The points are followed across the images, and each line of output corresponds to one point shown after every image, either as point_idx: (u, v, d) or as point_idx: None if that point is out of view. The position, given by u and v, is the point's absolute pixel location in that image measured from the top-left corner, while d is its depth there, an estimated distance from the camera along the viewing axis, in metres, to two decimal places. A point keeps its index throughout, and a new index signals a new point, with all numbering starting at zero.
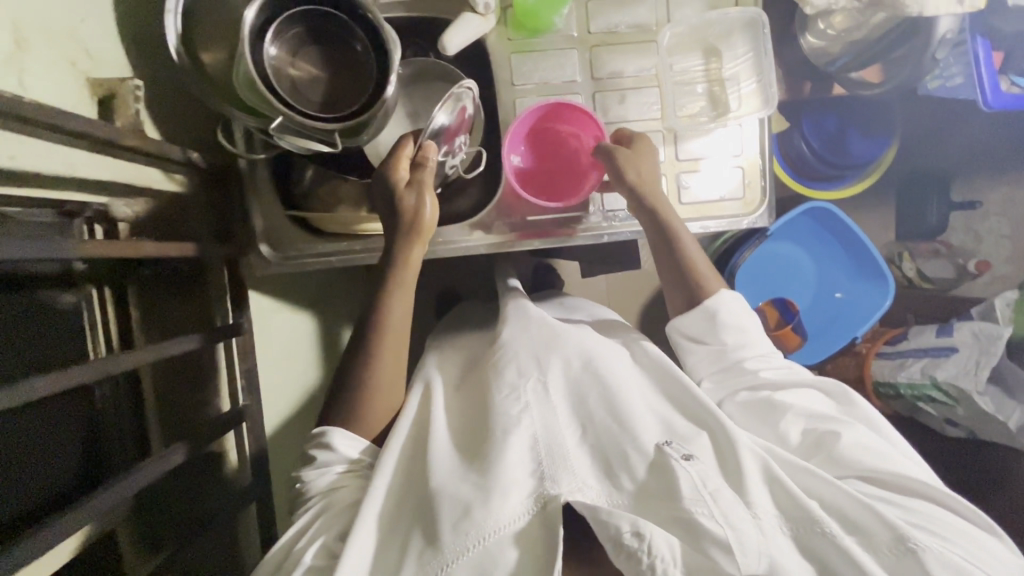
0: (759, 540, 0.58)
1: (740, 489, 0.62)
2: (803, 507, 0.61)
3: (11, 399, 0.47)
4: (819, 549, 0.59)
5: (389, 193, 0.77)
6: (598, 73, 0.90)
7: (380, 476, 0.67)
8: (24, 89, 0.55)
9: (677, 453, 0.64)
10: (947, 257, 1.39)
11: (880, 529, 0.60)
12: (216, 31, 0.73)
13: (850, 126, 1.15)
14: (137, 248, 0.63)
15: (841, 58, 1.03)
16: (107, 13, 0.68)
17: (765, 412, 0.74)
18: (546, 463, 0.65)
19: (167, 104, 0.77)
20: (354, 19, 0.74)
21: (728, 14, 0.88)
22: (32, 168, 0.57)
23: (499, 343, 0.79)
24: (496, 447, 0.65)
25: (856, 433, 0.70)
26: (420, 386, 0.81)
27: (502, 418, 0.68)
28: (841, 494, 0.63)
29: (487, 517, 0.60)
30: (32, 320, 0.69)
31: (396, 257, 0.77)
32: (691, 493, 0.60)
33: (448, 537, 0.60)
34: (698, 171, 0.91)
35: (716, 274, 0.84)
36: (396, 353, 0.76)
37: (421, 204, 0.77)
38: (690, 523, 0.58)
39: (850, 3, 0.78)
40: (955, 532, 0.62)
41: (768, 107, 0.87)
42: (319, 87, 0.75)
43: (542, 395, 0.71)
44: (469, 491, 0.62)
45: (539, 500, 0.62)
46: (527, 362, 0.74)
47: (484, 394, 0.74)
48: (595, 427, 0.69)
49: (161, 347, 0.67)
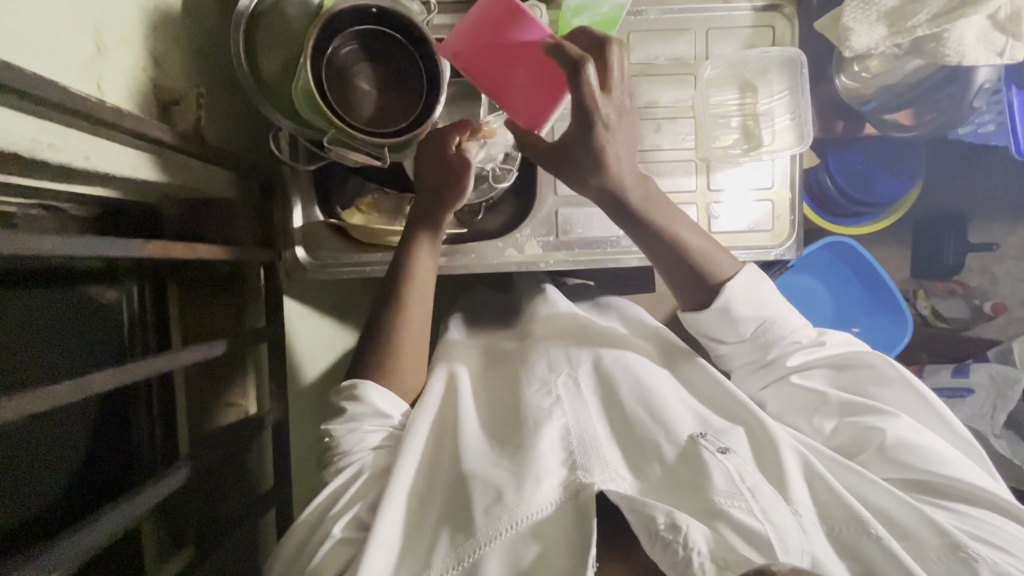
0: (800, 538, 0.59)
1: (781, 486, 0.64)
2: (848, 508, 0.61)
3: (75, 391, 0.47)
4: (861, 548, 0.59)
5: (437, 165, 0.81)
6: (637, 101, 0.92)
7: (407, 471, 0.67)
8: (101, 93, 0.58)
9: (711, 446, 0.66)
10: (963, 296, 1.40)
11: (930, 536, 0.60)
12: (277, 42, 0.75)
13: (876, 164, 1.17)
14: (187, 248, 0.64)
15: (874, 100, 1.04)
16: (177, 23, 0.71)
17: (807, 405, 0.76)
18: (579, 452, 0.67)
19: (220, 106, 0.80)
20: (412, 43, 0.76)
21: (767, 53, 0.90)
22: (101, 168, 0.57)
23: (534, 342, 0.84)
24: (531, 437, 0.68)
25: (903, 428, 0.70)
26: (443, 372, 0.82)
27: (533, 409, 0.72)
28: (884, 496, 0.64)
29: (520, 500, 0.61)
30: (71, 317, 0.71)
31: (426, 224, 0.83)
32: (726, 486, 0.61)
33: (480, 521, 0.60)
34: (728, 201, 0.93)
35: (730, 255, 0.80)
36: (418, 332, 0.79)
37: (458, 181, 0.81)
38: (724, 516, 0.58)
39: (889, 49, 0.80)
40: (1010, 540, 0.62)
41: (802, 144, 0.89)
42: (370, 102, 0.76)
43: (573, 388, 0.75)
44: (503, 477, 0.63)
45: (571, 488, 0.63)
46: (558, 358, 0.79)
47: (514, 392, 0.77)
48: (628, 417, 0.71)
49: (205, 348, 0.67)
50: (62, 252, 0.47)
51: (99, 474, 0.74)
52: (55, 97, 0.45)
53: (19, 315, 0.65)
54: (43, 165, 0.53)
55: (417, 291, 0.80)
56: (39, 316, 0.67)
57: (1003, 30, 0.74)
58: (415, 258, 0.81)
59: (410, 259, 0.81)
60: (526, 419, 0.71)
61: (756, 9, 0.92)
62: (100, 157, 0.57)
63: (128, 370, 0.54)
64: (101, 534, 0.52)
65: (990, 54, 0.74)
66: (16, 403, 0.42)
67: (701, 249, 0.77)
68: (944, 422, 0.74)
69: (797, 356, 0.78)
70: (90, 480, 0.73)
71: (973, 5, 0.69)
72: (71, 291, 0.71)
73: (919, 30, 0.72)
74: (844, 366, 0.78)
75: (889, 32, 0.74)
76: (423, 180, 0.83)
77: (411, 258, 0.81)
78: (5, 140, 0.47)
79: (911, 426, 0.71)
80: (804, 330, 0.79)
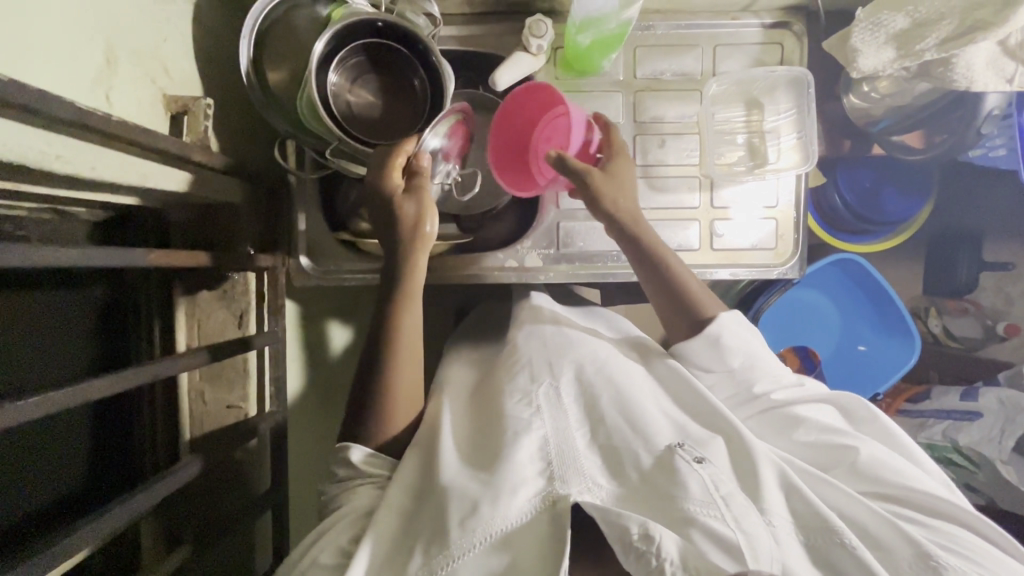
0: (772, 546, 0.58)
1: (755, 495, 0.63)
2: (820, 516, 0.61)
3: (79, 395, 0.49)
4: (833, 556, 0.58)
5: (386, 203, 0.75)
6: (641, 116, 0.92)
7: (396, 485, 0.68)
8: (109, 104, 0.59)
9: (687, 456, 0.65)
10: (975, 316, 1.37)
11: (902, 547, 0.59)
12: (285, 53, 0.76)
13: (885, 183, 1.15)
14: (190, 258, 0.65)
15: (883, 121, 1.03)
16: (187, 33, 0.73)
17: (781, 423, 0.75)
18: (557, 463, 0.66)
19: (227, 117, 0.81)
20: (418, 58, 0.78)
21: (774, 72, 0.89)
22: (109, 178, 0.58)
23: (515, 350, 0.82)
24: (508, 446, 0.67)
25: (875, 449, 0.70)
26: (439, 392, 0.84)
27: (512, 420, 0.71)
28: (860, 507, 0.63)
29: (495, 512, 0.61)
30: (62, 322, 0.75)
31: (400, 272, 0.76)
32: (701, 495, 0.60)
33: (455, 534, 0.60)
34: (730, 219, 0.93)
35: (714, 295, 0.83)
36: (414, 341, 0.77)
37: (422, 216, 0.76)
38: (696, 523, 0.58)
39: (897, 71, 0.79)
40: (982, 553, 0.61)
41: (807, 163, 0.89)
42: (375, 115, 0.80)
43: (555, 400, 0.73)
44: (477, 489, 0.63)
45: (547, 499, 0.62)
46: (540, 367, 0.78)
47: (495, 402, 0.76)
48: (608, 428, 0.70)
49: (207, 352, 0.68)
50: (66, 262, 0.48)
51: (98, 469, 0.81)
52: (62, 113, 0.46)
53: (10, 314, 0.70)
54: (50, 176, 0.55)
55: (410, 325, 0.76)
56: (26, 316, 0.71)
57: (1015, 56, 0.72)
58: (415, 267, 0.77)
59: (408, 269, 0.77)
60: (504, 429, 0.70)
61: (764, 27, 0.91)
62: (108, 167, 0.58)
63: (133, 375, 0.55)
64: (112, 524, 0.54)
65: (999, 80, 0.73)
66: (24, 408, 0.43)
67: (692, 281, 0.83)
68: (914, 447, 0.74)
69: (771, 383, 0.78)
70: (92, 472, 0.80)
71: (983, 31, 0.67)
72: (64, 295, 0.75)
73: (925, 55, 0.71)
74: (817, 398, 0.78)
75: (897, 55, 0.73)
76: (376, 220, 0.78)
77: (409, 266, 0.77)
78: (14, 153, 0.48)
79: (878, 447, 0.71)
80: (788, 376, 0.80)
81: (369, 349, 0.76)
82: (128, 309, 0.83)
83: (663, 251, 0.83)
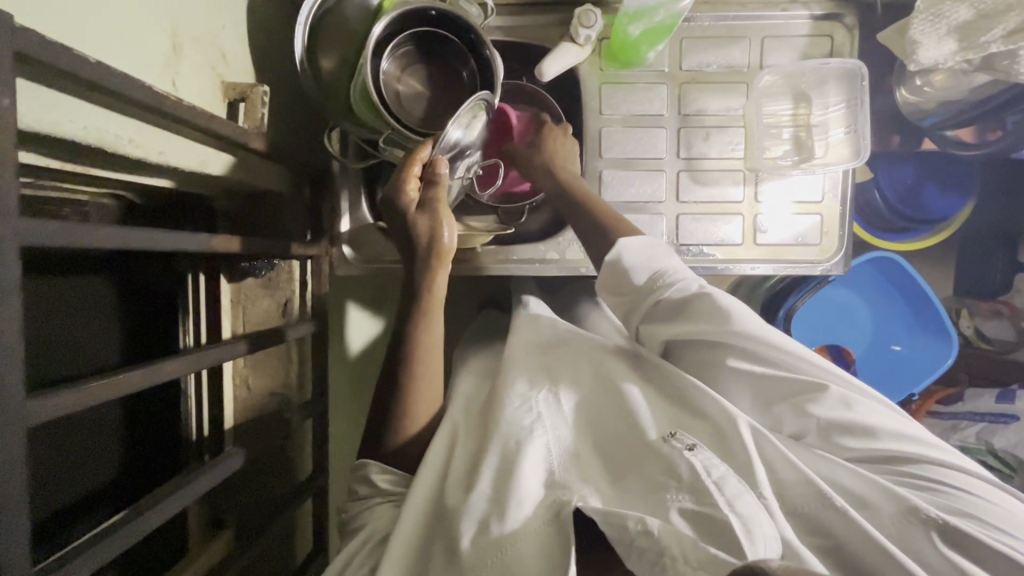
0: (768, 526, 0.53)
1: (750, 477, 0.58)
2: (813, 488, 0.58)
3: (151, 376, 0.48)
4: (832, 528, 0.57)
5: (399, 216, 0.72)
6: (686, 109, 0.91)
7: (416, 487, 0.65)
8: (175, 89, 0.59)
9: (679, 444, 0.61)
10: (1010, 318, 1.28)
11: (886, 504, 0.57)
12: (335, 40, 0.76)
13: (928, 179, 1.15)
14: (242, 243, 0.64)
15: (933, 116, 1.01)
16: (243, 20, 0.73)
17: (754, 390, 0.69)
18: (560, 470, 0.62)
19: (276, 104, 0.81)
20: (467, 46, 0.79)
21: (826, 65, 0.88)
22: (170, 163, 0.59)
23: (505, 362, 0.80)
24: (512, 458, 0.62)
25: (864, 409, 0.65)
26: (474, 386, 0.84)
27: (513, 427, 0.66)
28: (853, 479, 0.60)
29: (503, 528, 0.57)
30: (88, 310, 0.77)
31: (420, 289, 0.74)
32: (693, 483, 0.56)
33: (469, 549, 0.56)
34: (775, 214, 0.92)
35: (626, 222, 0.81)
36: (437, 337, 0.75)
37: (438, 228, 0.72)
38: (677, 507, 0.55)
39: (957, 65, 0.77)
40: (989, 509, 0.57)
41: (860, 159, 0.87)
42: (424, 103, 0.80)
43: (555, 406, 0.70)
44: (485, 504, 0.59)
45: (552, 506, 0.58)
46: (537, 375, 0.74)
47: (495, 408, 0.71)
48: (603, 432, 0.68)
49: (261, 340, 0.67)
50: (143, 246, 0.48)
51: (137, 455, 0.83)
52: (141, 96, 0.47)
53: (56, 301, 0.72)
54: (114, 159, 0.55)
55: (432, 329, 0.74)
56: (59, 305, 0.71)
57: None
58: (434, 283, 0.74)
59: (426, 286, 0.74)
60: (505, 437, 0.65)
61: (814, 18, 0.90)
62: (170, 151, 0.58)
63: (196, 359, 0.55)
64: (180, 504, 0.53)
65: None
66: (97, 388, 0.42)
67: (608, 207, 0.83)
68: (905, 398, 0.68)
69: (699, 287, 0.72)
70: (134, 455, 0.83)
71: None
72: (93, 282, 0.76)
73: (992, 47, 0.70)
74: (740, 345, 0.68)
75: (959, 47, 0.73)
76: (393, 235, 0.76)
77: (427, 281, 0.74)
78: (92, 135, 0.48)
79: (839, 402, 0.64)
80: (696, 281, 0.73)
81: (397, 341, 0.74)
82: (164, 295, 0.84)
83: (576, 182, 0.85)
